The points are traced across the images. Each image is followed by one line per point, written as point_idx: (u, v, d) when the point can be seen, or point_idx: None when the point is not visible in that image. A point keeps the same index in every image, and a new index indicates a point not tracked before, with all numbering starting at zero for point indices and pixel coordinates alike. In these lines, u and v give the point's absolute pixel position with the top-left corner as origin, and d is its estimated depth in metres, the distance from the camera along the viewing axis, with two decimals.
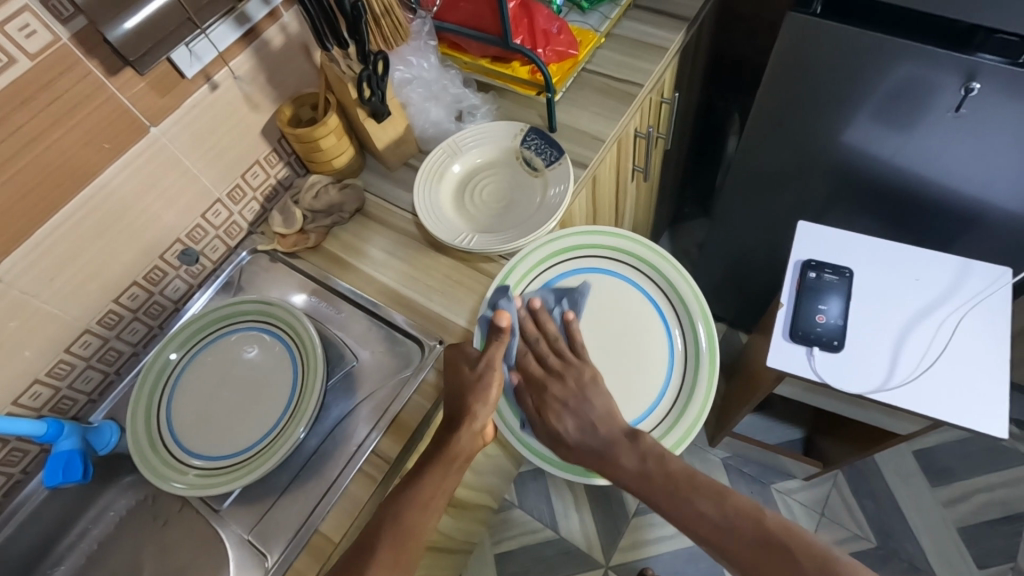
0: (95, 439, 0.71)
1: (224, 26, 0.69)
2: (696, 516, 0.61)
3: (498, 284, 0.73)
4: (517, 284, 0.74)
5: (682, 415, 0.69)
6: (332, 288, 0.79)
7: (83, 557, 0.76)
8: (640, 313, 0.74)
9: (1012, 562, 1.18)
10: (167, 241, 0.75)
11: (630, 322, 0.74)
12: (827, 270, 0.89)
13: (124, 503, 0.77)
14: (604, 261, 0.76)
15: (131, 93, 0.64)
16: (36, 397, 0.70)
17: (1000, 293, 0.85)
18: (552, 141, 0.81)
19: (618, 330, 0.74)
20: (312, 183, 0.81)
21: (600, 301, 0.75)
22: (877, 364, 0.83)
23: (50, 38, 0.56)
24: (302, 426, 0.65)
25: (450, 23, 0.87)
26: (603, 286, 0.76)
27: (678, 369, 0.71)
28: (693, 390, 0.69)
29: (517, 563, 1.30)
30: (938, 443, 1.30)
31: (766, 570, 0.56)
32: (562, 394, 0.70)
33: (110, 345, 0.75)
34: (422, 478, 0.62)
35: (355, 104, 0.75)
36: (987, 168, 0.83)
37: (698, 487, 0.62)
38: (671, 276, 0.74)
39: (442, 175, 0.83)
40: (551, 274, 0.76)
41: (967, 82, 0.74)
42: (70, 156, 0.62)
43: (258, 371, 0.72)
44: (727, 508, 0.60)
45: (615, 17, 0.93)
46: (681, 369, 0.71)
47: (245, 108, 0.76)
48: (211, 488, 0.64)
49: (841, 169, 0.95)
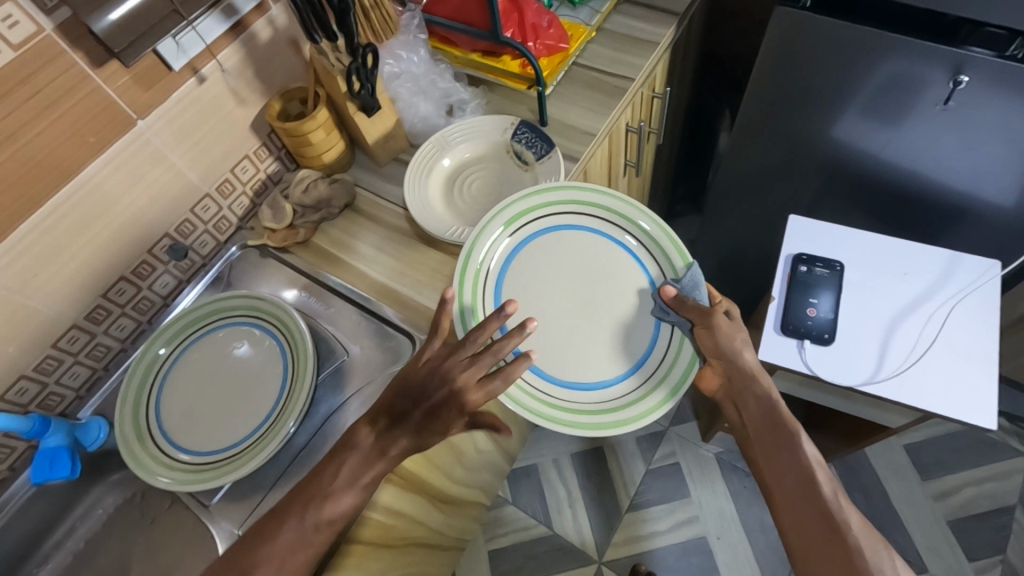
0: (83, 435, 0.70)
1: (210, 18, 0.68)
2: (787, 466, 0.64)
3: (475, 239, 0.70)
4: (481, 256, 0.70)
5: (668, 376, 0.66)
6: (322, 283, 0.79)
7: (71, 556, 0.75)
8: (597, 251, 0.72)
9: (1001, 555, 1.19)
10: (155, 237, 0.75)
11: (591, 269, 0.71)
12: (817, 264, 0.89)
13: (112, 500, 0.76)
14: (581, 220, 0.73)
15: (116, 86, 0.64)
16: (22, 393, 0.69)
17: (988, 286, 0.85)
18: (543, 134, 0.80)
19: (586, 282, 0.71)
20: (302, 178, 0.80)
21: (584, 257, 0.72)
22: (865, 357, 0.83)
23: (33, 29, 0.56)
24: (292, 420, 0.64)
25: (438, 17, 0.86)
26: (558, 241, 0.73)
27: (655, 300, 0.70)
28: (676, 363, 0.66)
29: (511, 560, 1.30)
30: (929, 437, 1.31)
31: (798, 513, 0.62)
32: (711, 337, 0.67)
33: (97, 341, 0.74)
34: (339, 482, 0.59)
35: (345, 98, 0.75)
36: (974, 161, 0.84)
37: (810, 496, 0.62)
38: (667, 244, 0.71)
39: (433, 168, 0.82)
40: (528, 227, 0.73)
41: (954, 75, 0.74)
42: (54, 150, 0.62)
43: (247, 367, 0.72)
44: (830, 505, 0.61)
45: (605, 12, 0.93)
46: (666, 338, 0.68)
47: (233, 102, 0.76)
48: (197, 483, 0.64)
49: (830, 164, 0.95)
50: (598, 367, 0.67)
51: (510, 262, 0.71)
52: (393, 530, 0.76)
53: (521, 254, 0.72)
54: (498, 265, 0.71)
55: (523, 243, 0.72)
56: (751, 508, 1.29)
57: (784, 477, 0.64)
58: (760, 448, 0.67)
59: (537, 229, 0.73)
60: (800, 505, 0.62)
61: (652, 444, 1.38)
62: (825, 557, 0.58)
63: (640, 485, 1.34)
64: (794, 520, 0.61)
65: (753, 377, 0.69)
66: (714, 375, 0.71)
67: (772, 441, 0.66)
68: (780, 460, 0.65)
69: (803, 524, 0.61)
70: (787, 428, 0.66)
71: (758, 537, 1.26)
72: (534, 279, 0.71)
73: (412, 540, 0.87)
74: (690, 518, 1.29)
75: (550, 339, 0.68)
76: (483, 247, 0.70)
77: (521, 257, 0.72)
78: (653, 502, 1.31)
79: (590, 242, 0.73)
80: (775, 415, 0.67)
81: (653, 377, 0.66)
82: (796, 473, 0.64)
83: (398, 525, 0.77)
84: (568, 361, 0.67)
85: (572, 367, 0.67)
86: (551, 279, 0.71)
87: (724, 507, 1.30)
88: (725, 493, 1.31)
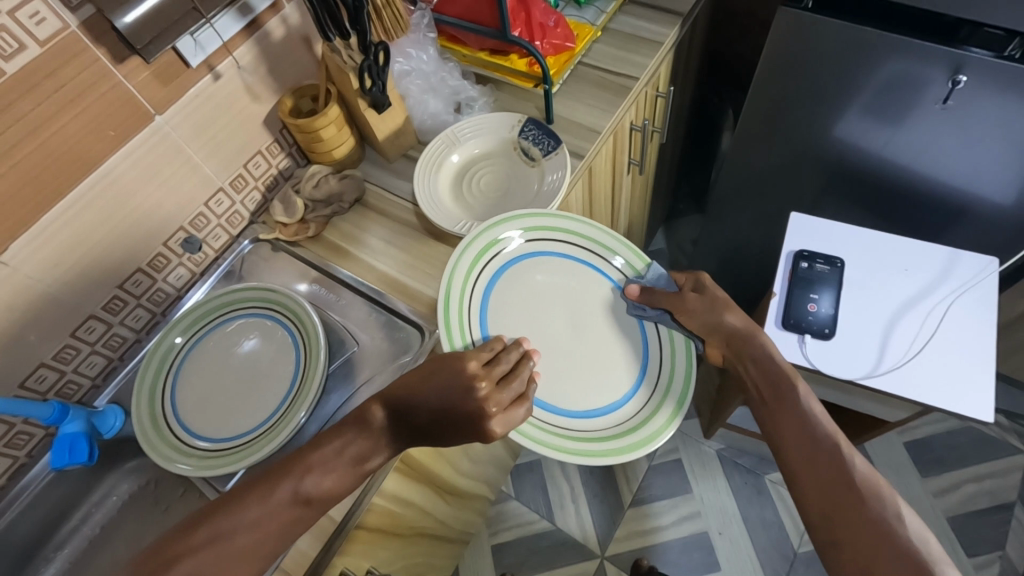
0: (99, 422, 0.72)
1: (227, 17, 0.70)
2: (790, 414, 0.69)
3: (453, 275, 0.70)
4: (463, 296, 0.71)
5: (669, 382, 0.69)
6: (333, 276, 0.81)
7: (85, 542, 0.76)
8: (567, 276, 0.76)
9: (1000, 550, 1.20)
10: (170, 230, 0.77)
11: (563, 296, 0.74)
12: (818, 260, 0.91)
13: (126, 488, 0.78)
14: (564, 246, 0.77)
15: (136, 81, 0.65)
16: (41, 381, 0.71)
17: (986, 282, 0.87)
18: (550, 131, 0.82)
19: (562, 309, 0.74)
20: (313, 173, 0.83)
21: (565, 284, 0.75)
22: (865, 351, 0.85)
23: (58, 26, 0.57)
24: (304, 408, 0.66)
25: (448, 16, 0.88)
26: (530, 272, 0.75)
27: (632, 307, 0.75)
28: (674, 374, 0.70)
29: (514, 554, 1.31)
30: (929, 434, 1.32)
31: (800, 458, 0.65)
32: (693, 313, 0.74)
33: (114, 331, 0.76)
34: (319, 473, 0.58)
35: (356, 94, 0.76)
36: (973, 159, 0.85)
37: (815, 444, 0.66)
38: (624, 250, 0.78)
39: (441, 164, 0.84)
40: (504, 260, 0.75)
41: (953, 74, 0.76)
42: (76, 143, 0.63)
43: (261, 357, 0.73)
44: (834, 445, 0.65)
45: (610, 12, 0.94)
46: (658, 349, 0.72)
47: (247, 98, 0.77)
48: (213, 469, 0.65)
49: (831, 163, 0.97)
50: (600, 392, 0.70)
51: (489, 300, 0.73)
52: (401, 520, 0.79)
53: (497, 290, 0.74)
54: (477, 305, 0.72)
55: (498, 279, 0.74)
56: (752, 504, 1.30)
57: (788, 426, 0.68)
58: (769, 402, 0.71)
59: (510, 263, 0.75)
60: (801, 450, 0.66)
61: None
62: (833, 497, 0.61)
63: (642, 481, 1.35)
64: (796, 465, 0.65)
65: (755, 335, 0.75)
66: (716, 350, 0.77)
67: (783, 394, 0.71)
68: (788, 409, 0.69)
69: (812, 467, 0.64)
70: (788, 382, 0.71)
71: (759, 533, 1.27)
72: (513, 314, 0.73)
73: (418, 530, 0.89)
74: (692, 513, 1.30)
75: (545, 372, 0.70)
76: (464, 285, 0.71)
77: (498, 293, 0.73)
78: (655, 497, 1.33)
79: (570, 268, 0.76)
80: (774, 371, 0.72)
81: (655, 384, 0.70)
82: (800, 421, 0.68)
83: (405, 514, 0.79)
84: (570, 390, 0.69)
85: (574, 395, 0.69)
86: (533, 307, 0.73)
87: (725, 502, 1.31)
88: (726, 488, 1.32)
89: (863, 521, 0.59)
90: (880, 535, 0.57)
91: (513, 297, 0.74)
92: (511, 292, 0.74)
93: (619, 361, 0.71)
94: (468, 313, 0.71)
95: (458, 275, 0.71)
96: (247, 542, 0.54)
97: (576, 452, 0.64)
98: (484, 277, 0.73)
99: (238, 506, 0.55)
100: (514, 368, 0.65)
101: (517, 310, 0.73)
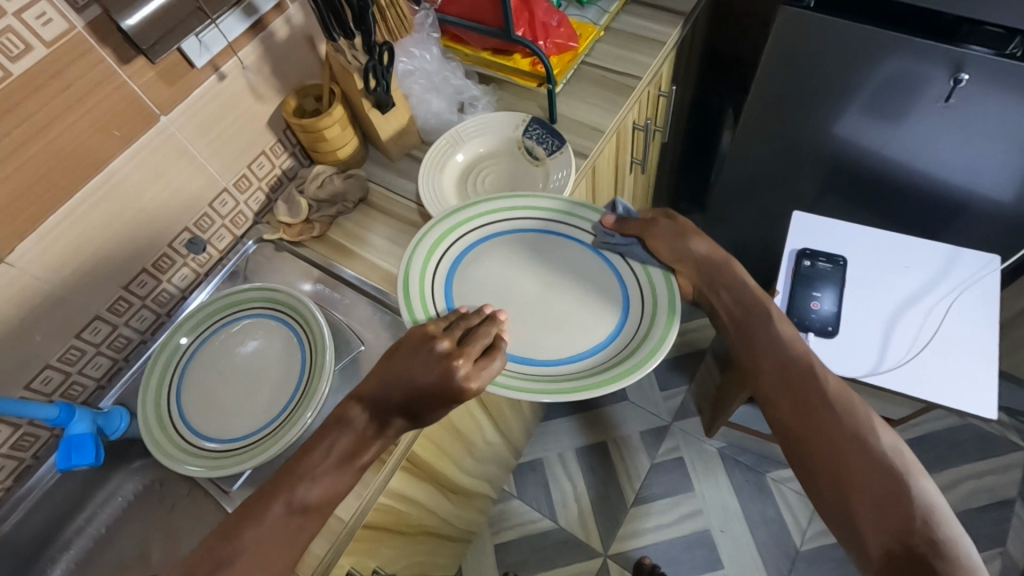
0: (105, 424, 0.72)
1: (232, 17, 0.70)
2: (769, 344, 0.69)
3: (412, 256, 0.70)
4: (423, 283, 0.69)
5: (656, 306, 0.67)
6: (337, 276, 0.81)
7: (90, 542, 0.76)
8: (530, 246, 0.74)
9: (1000, 546, 1.21)
10: (175, 230, 0.77)
11: (530, 267, 0.73)
12: (820, 259, 0.91)
13: (131, 488, 0.78)
14: (522, 215, 0.75)
15: (141, 82, 0.65)
16: (47, 382, 0.71)
17: (987, 279, 0.87)
18: (553, 130, 0.82)
19: (529, 281, 0.72)
20: (317, 173, 0.83)
21: (532, 257, 0.74)
22: (868, 349, 0.85)
23: (64, 27, 0.57)
24: (312, 409, 0.65)
25: (451, 16, 0.88)
26: (496, 251, 0.74)
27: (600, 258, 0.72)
28: (652, 328, 0.65)
29: (516, 553, 1.32)
30: (930, 431, 1.33)
31: (788, 391, 0.65)
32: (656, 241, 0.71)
33: (118, 332, 0.76)
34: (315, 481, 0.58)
35: (361, 94, 0.77)
36: (974, 157, 0.85)
37: (792, 376, 0.66)
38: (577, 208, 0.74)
39: (445, 163, 0.84)
40: (467, 240, 0.74)
41: (955, 73, 0.76)
42: (82, 144, 0.63)
43: (267, 357, 0.73)
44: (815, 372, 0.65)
45: (613, 12, 0.95)
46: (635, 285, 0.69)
47: (251, 98, 0.77)
48: (221, 470, 0.65)
49: (832, 161, 0.97)
50: (568, 348, 0.67)
51: (454, 284, 0.71)
52: (406, 518, 0.79)
53: (461, 272, 0.72)
54: (441, 286, 0.70)
55: (462, 260, 0.73)
56: (754, 502, 1.31)
57: (768, 354, 0.68)
58: (743, 336, 0.70)
59: (472, 242, 0.74)
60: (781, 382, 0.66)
61: (657, 438, 1.40)
62: (819, 437, 0.62)
63: (644, 479, 1.35)
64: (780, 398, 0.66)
65: (707, 247, 0.71)
66: (687, 280, 0.73)
67: (754, 328, 0.70)
68: (763, 349, 0.69)
69: (794, 407, 0.64)
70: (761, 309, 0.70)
71: (760, 530, 1.28)
72: (481, 292, 0.71)
73: (422, 528, 0.89)
74: (695, 511, 1.31)
75: (523, 338, 0.68)
76: (422, 268, 0.70)
77: (465, 275, 0.72)
78: (657, 495, 1.33)
79: (537, 232, 0.75)
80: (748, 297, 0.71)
81: (642, 319, 0.67)
82: (778, 354, 0.68)
83: (410, 512, 0.80)
84: (550, 349, 0.67)
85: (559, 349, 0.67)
86: (503, 278, 0.72)
87: (727, 500, 1.31)
88: (727, 486, 1.33)
89: (852, 449, 0.60)
90: (869, 472, 0.58)
91: (480, 276, 0.72)
92: (478, 273, 0.72)
93: (600, 309, 0.69)
94: (430, 289, 0.69)
95: (421, 250, 0.71)
96: (251, 563, 0.54)
97: (566, 390, 0.62)
98: (450, 255, 0.72)
99: (243, 528, 0.56)
100: (476, 329, 0.64)
101: (486, 288, 0.72)
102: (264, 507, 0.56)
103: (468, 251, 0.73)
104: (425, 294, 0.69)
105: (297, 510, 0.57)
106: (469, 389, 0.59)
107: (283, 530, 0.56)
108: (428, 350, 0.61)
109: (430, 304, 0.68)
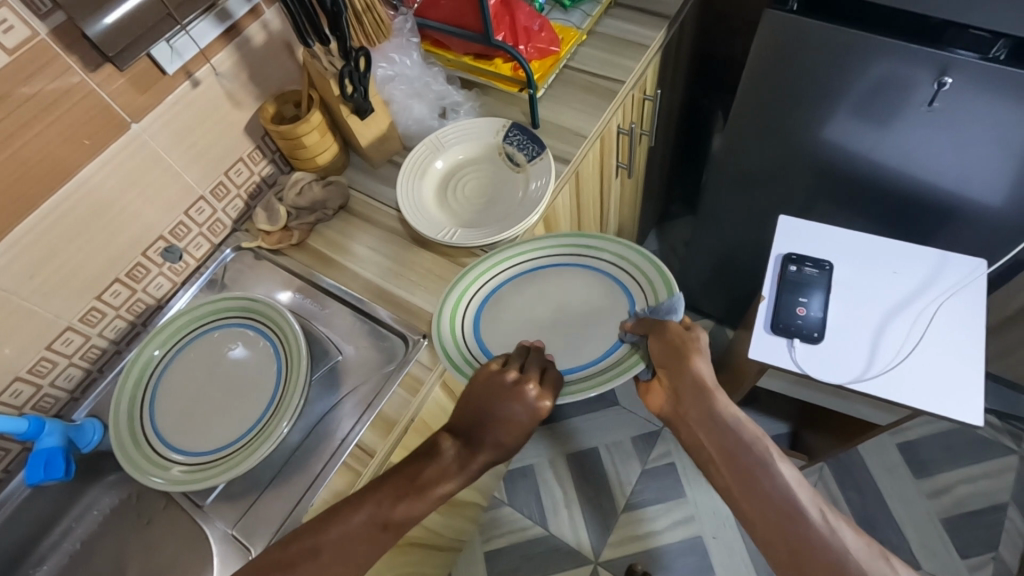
0: (77, 436, 0.71)
1: (205, 22, 0.69)
2: (705, 411, 0.59)
3: (442, 310, 0.70)
4: (455, 332, 0.69)
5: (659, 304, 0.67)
6: (317, 284, 0.80)
7: (67, 557, 0.75)
8: (543, 279, 0.73)
9: (994, 552, 1.20)
10: (150, 239, 0.76)
11: (544, 299, 0.72)
12: (806, 263, 0.90)
13: (108, 502, 0.77)
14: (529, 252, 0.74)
15: (111, 89, 0.64)
16: (17, 395, 0.70)
17: (975, 284, 0.87)
18: (535, 136, 0.81)
19: (546, 310, 0.71)
20: (296, 180, 0.81)
21: (544, 288, 0.72)
22: (856, 354, 0.84)
23: (28, 34, 0.56)
24: (285, 421, 0.64)
25: (431, 21, 0.87)
26: (513, 292, 0.73)
27: (604, 276, 0.72)
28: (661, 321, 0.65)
29: (506, 561, 1.30)
30: (922, 435, 1.32)
31: (726, 466, 0.57)
32: (658, 349, 0.62)
33: (92, 343, 0.74)
34: (383, 488, 0.56)
35: (338, 100, 0.76)
36: (961, 160, 0.85)
37: (727, 443, 0.57)
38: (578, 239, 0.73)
39: (426, 170, 0.83)
40: (487, 286, 0.73)
41: (939, 76, 0.75)
42: (49, 153, 0.62)
43: (242, 367, 0.72)
44: (741, 428, 0.58)
45: (596, 15, 0.94)
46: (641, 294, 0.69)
47: (227, 105, 0.76)
48: (191, 483, 0.64)
49: (819, 165, 0.96)
50: (580, 356, 0.67)
51: (481, 330, 0.70)
52: None
53: (485, 317, 0.71)
54: (471, 335, 0.70)
55: (485, 305, 0.72)
56: None
57: (694, 421, 0.60)
58: (732, 473, 0.56)
59: (491, 288, 0.73)
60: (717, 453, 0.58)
61: (648, 443, 1.39)
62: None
63: (635, 485, 1.34)
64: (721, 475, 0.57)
65: (704, 344, 0.62)
66: (661, 391, 0.63)
67: (747, 467, 0.56)
68: (769, 494, 0.54)
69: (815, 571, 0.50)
70: (685, 355, 0.61)
71: None
72: (507, 333, 0.70)
73: (407, 540, 0.88)
74: (687, 517, 1.30)
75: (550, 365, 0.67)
76: (452, 318, 0.70)
77: (489, 318, 0.71)
78: (649, 502, 1.32)
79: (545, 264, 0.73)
80: (676, 346, 0.61)
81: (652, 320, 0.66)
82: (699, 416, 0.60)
83: None
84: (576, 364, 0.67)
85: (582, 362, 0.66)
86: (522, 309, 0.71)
87: (719, 506, 1.30)
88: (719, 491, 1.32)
89: (795, 528, 0.52)
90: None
91: (501, 316, 0.71)
92: (499, 314, 0.71)
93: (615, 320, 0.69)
94: (462, 337, 0.69)
95: (449, 302, 0.70)
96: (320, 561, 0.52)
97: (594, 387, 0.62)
98: (474, 304, 0.72)
99: (324, 526, 0.53)
100: (525, 362, 0.63)
101: (508, 326, 0.71)
102: (353, 513, 0.54)
103: (489, 296, 0.72)
104: (458, 347, 0.68)
105: (378, 522, 0.53)
106: (543, 408, 0.60)
107: (358, 537, 0.53)
108: (499, 383, 0.60)
109: (464, 350, 0.68)
